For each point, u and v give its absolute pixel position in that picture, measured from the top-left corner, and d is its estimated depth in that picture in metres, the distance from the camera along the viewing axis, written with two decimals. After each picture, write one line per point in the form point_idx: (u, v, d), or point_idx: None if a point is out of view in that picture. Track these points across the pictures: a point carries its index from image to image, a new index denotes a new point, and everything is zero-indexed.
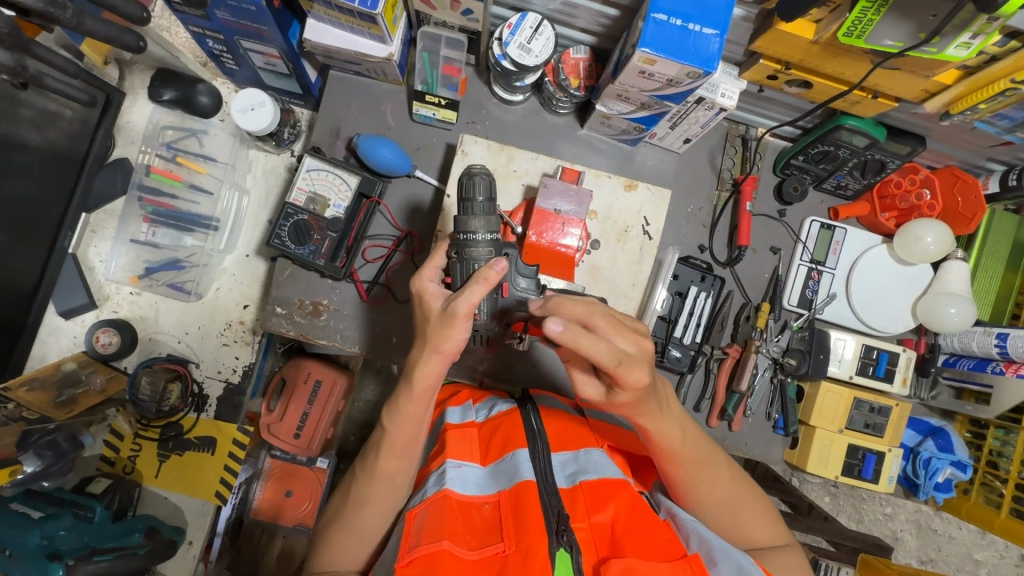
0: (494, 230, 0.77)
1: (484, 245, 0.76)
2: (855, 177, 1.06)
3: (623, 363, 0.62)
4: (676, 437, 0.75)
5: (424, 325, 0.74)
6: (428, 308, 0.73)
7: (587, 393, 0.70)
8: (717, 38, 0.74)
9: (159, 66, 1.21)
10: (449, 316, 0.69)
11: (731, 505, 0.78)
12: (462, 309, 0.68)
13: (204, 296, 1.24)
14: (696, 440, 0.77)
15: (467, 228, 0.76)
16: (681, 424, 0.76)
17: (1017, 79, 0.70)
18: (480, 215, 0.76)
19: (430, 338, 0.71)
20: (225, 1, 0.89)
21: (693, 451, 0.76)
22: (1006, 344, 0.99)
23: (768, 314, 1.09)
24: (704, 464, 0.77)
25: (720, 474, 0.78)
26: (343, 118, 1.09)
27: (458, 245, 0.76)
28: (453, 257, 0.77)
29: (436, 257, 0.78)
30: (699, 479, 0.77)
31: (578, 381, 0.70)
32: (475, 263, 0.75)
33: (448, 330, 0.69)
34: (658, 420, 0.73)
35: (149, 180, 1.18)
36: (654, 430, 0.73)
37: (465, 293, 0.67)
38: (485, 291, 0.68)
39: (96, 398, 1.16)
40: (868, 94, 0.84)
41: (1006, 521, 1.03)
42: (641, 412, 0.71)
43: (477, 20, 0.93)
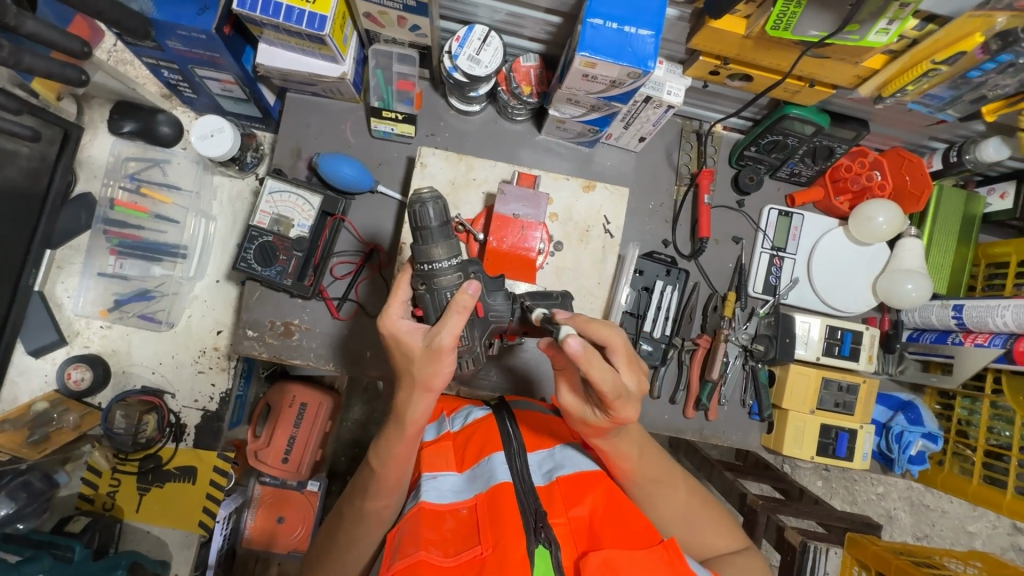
0: (456, 254, 0.77)
1: (450, 272, 0.76)
2: (806, 164, 1.09)
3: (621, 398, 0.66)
4: (631, 452, 0.77)
5: (407, 364, 0.74)
6: (408, 347, 0.73)
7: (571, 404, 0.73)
8: (652, 38, 0.77)
9: (119, 99, 1.21)
10: (434, 351, 0.70)
11: (691, 522, 0.79)
12: (447, 342, 0.70)
13: (176, 325, 1.24)
14: (652, 458, 0.79)
15: (429, 258, 0.75)
16: (638, 442, 0.78)
17: (938, 60, 0.73)
18: (440, 241, 0.75)
19: (418, 377, 0.73)
20: (175, 32, 0.90)
21: (650, 467, 0.78)
22: (962, 316, 1.02)
23: (734, 302, 1.12)
24: (662, 482, 0.79)
25: (678, 490, 0.80)
26: (303, 139, 1.10)
27: (424, 276, 0.76)
28: (421, 289, 0.76)
29: (400, 291, 0.77)
30: (656, 496, 0.78)
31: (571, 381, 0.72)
32: (446, 293, 0.76)
33: (436, 365, 0.71)
34: (615, 440, 0.75)
35: (114, 213, 1.19)
36: (611, 448, 0.76)
37: (447, 325, 0.70)
38: (464, 319, 0.70)
39: (70, 435, 1.15)
40: (804, 83, 0.87)
41: (978, 488, 1.05)
42: (598, 434, 0.73)
43: (426, 35, 0.95)
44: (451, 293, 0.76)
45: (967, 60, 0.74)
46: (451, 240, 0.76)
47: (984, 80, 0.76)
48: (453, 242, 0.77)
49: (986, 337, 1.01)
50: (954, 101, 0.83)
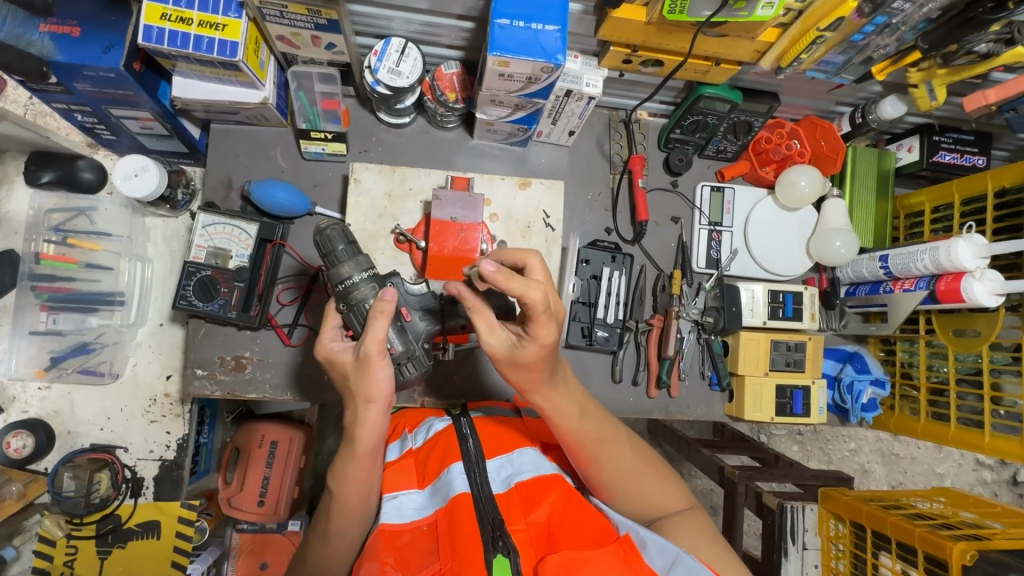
0: (367, 268, 0.79)
1: (365, 285, 0.77)
2: (730, 140, 1.14)
3: (546, 310, 0.65)
4: (571, 412, 0.76)
5: (346, 383, 0.74)
6: (341, 364, 0.73)
7: (541, 335, 0.66)
8: (559, 33, 0.80)
9: (33, 149, 1.16)
10: (363, 360, 0.70)
11: (634, 475, 0.81)
12: (373, 347, 0.69)
13: (122, 376, 1.18)
14: (594, 417, 0.80)
15: (342, 278, 0.77)
16: (579, 403, 0.78)
17: (821, 27, 0.79)
18: (348, 261, 0.78)
19: (356, 390, 0.72)
20: (81, 73, 0.87)
21: (592, 426, 0.78)
22: (888, 265, 1.09)
23: (681, 280, 1.15)
24: (604, 439, 0.79)
25: (622, 447, 0.81)
26: (233, 169, 1.08)
27: (343, 297, 0.77)
28: (344, 312, 0.77)
29: (329, 318, 0.78)
30: (603, 455, 0.79)
31: (479, 337, 0.70)
32: (364, 304, 0.76)
33: (368, 375, 0.70)
34: (555, 395, 0.75)
35: (43, 268, 1.12)
36: (551, 408, 0.75)
37: (369, 332, 0.69)
38: (387, 321, 0.70)
39: (16, 505, 1.06)
40: (711, 62, 0.92)
41: (927, 425, 1.10)
42: (536, 387, 0.73)
43: (343, 53, 0.95)
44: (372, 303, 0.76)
45: (849, 25, 0.79)
46: (359, 257, 0.79)
47: (867, 42, 0.82)
48: (362, 259, 0.79)
49: (913, 282, 1.07)
50: (846, 65, 0.89)
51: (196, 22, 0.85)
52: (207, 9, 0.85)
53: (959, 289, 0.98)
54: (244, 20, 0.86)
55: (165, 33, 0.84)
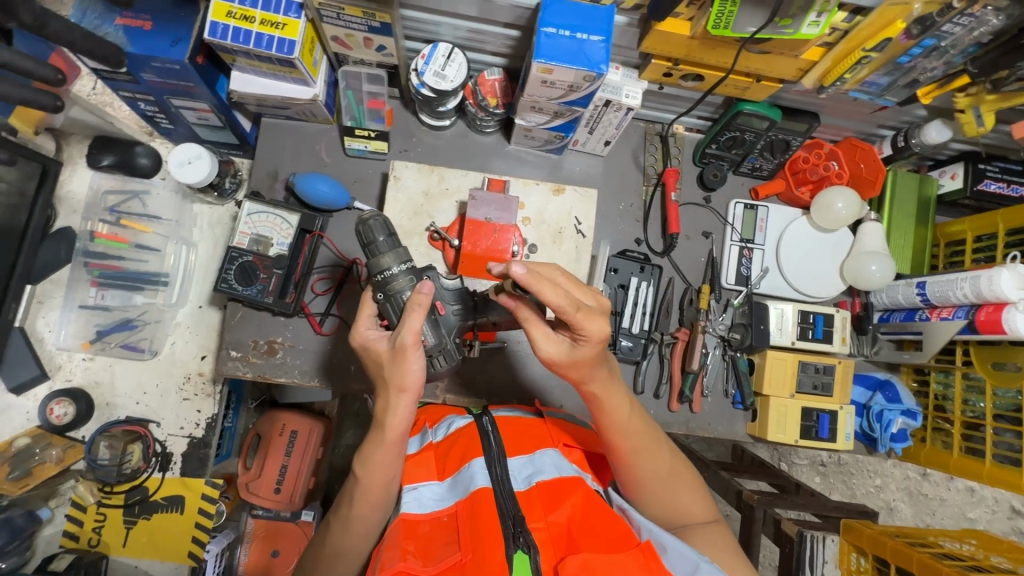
0: (406, 260, 0.81)
1: (403, 276, 0.79)
2: (766, 157, 1.14)
3: (583, 308, 0.65)
4: (621, 407, 0.77)
5: (380, 371, 0.76)
6: (377, 353, 0.75)
7: (591, 331, 0.66)
8: (603, 44, 0.83)
9: (96, 134, 1.23)
10: (399, 351, 0.72)
11: (669, 481, 0.80)
12: (409, 340, 0.72)
13: (160, 353, 1.23)
14: (640, 416, 0.80)
15: (382, 267, 0.79)
16: (627, 400, 0.78)
17: (867, 48, 0.79)
18: (388, 251, 0.80)
19: (390, 380, 0.74)
20: (149, 63, 0.93)
21: (637, 423, 0.79)
22: (925, 292, 1.06)
23: (709, 294, 1.15)
24: (647, 440, 0.79)
25: (660, 450, 0.80)
26: (279, 162, 1.13)
27: (380, 286, 0.80)
28: (381, 302, 0.80)
29: (364, 305, 0.80)
30: (642, 454, 0.79)
31: (535, 346, 0.71)
32: (402, 295, 0.78)
33: (403, 366, 0.72)
34: (607, 388, 0.75)
35: (95, 245, 1.20)
36: (604, 398, 0.76)
37: (406, 324, 0.72)
38: (423, 315, 0.72)
39: (53, 470, 1.12)
40: (752, 79, 0.93)
41: (960, 459, 1.07)
42: (590, 377, 0.73)
43: (392, 55, 0.99)
44: (408, 296, 0.78)
45: (895, 46, 0.79)
46: (398, 248, 0.81)
47: (914, 64, 0.82)
48: (401, 251, 0.82)
49: (950, 311, 1.04)
50: (890, 87, 0.88)
51: (259, 21, 0.90)
52: (269, 9, 0.90)
53: (1000, 320, 0.96)
54: (303, 21, 0.91)
55: (229, 30, 0.89)
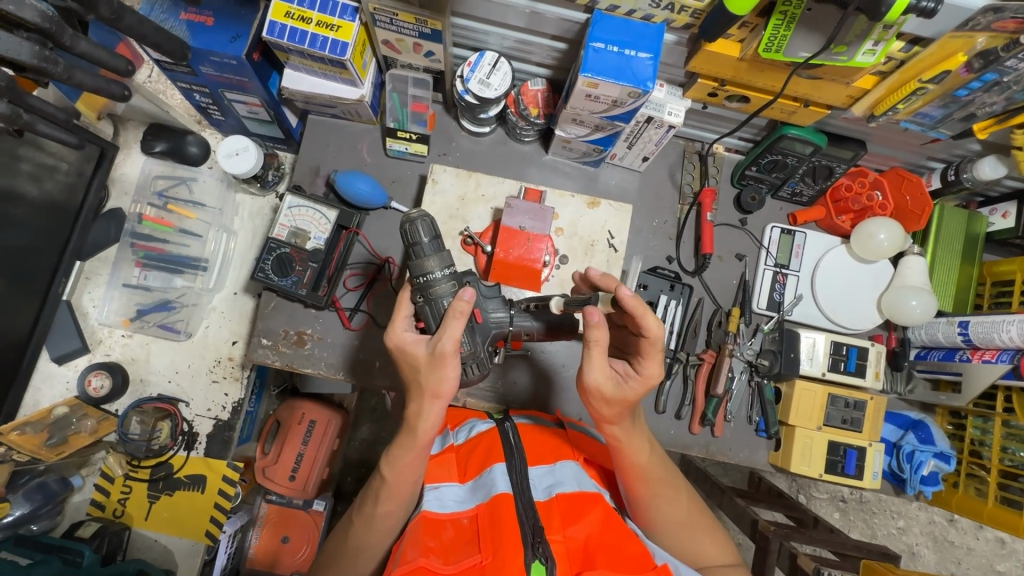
0: (448, 264, 0.83)
1: (445, 281, 0.81)
2: (807, 183, 1.12)
3: (660, 350, 0.76)
4: (641, 450, 0.78)
5: (415, 374, 0.77)
6: (412, 357, 0.76)
7: (653, 373, 0.75)
8: (651, 61, 0.83)
9: (152, 121, 1.29)
10: (438, 358, 0.73)
11: (686, 522, 0.81)
12: (449, 347, 0.73)
13: (194, 335, 1.27)
14: (660, 459, 0.81)
15: (425, 270, 0.81)
16: (648, 441, 0.80)
17: (925, 79, 0.77)
18: (432, 254, 0.82)
19: (425, 385, 0.75)
20: (208, 58, 0.97)
21: (657, 467, 0.80)
22: (968, 332, 1.02)
23: (739, 318, 1.13)
24: (665, 482, 0.80)
25: (680, 494, 0.81)
26: (322, 158, 1.16)
27: (422, 289, 0.81)
28: (420, 304, 0.81)
29: (403, 306, 0.81)
30: (660, 497, 0.80)
31: (586, 369, 0.73)
32: (442, 300, 0.80)
33: (441, 372, 0.74)
34: (629, 431, 0.78)
35: (142, 228, 1.25)
36: (625, 441, 0.78)
37: (447, 331, 0.73)
38: (463, 323, 0.74)
39: (87, 440, 1.17)
40: (800, 103, 0.91)
41: (995, 509, 1.02)
42: (616, 419, 0.76)
43: (440, 61, 1.01)
44: (447, 301, 0.80)
45: (953, 78, 0.77)
46: (443, 252, 0.83)
47: (972, 98, 0.80)
48: (444, 254, 0.83)
49: (994, 354, 1.00)
50: (945, 119, 0.86)
51: (315, 22, 0.93)
52: (325, 11, 0.93)
53: None
54: (357, 24, 0.94)
55: (287, 29, 0.92)
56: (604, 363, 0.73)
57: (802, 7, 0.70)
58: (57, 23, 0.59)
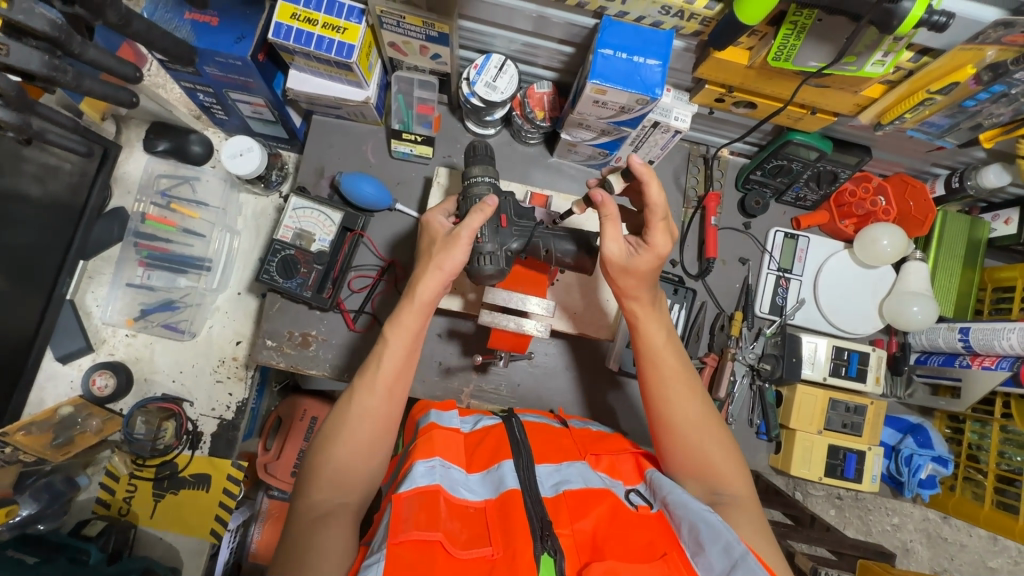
0: (491, 175, 0.90)
1: (484, 184, 0.88)
2: (811, 188, 1.12)
3: (664, 219, 0.83)
4: (658, 334, 0.87)
5: (430, 249, 0.85)
6: (434, 231, 0.86)
7: (659, 242, 0.83)
8: (659, 67, 0.83)
9: (155, 120, 1.28)
10: (453, 238, 0.82)
11: (699, 424, 0.84)
12: (465, 232, 0.81)
13: (198, 334, 1.27)
14: (677, 353, 0.88)
15: (471, 172, 0.89)
16: (666, 332, 0.88)
17: (933, 90, 0.77)
18: (480, 164, 0.90)
19: (434, 257, 0.83)
20: (213, 58, 0.96)
21: (673, 357, 0.87)
22: (968, 338, 1.03)
23: (741, 322, 1.13)
24: (679, 374, 0.86)
25: (694, 390, 0.86)
26: (326, 159, 1.16)
27: (464, 189, 0.90)
28: (461, 200, 0.90)
29: (447, 202, 0.92)
30: (674, 387, 0.85)
31: (604, 241, 0.83)
32: (477, 197, 0.87)
33: (451, 251, 0.82)
34: (645, 311, 0.87)
35: (145, 227, 1.23)
36: (642, 323, 0.87)
37: (468, 220, 0.81)
38: (483, 219, 0.81)
39: (92, 439, 1.16)
40: (807, 111, 0.91)
41: (991, 513, 1.04)
42: (635, 295, 0.86)
43: (446, 63, 1.01)
44: (479, 201, 0.87)
45: (962, 90, 0.77)
46: (490, 165, 0.91)
47: (980, 109, 0.80)
48: (490, 167, 0.90)
49: (993, 360, 1.01)
50: (951, 128, 0.86)
51: (321, 24, 0.92)
52: (332, 13, 0.92)
53: None
54: (363, 26, 0.93)
55: (292, 31, 0.92)
56: (618, 234, 0.83)
57: (813, 17, 0.70)
58: (67, 31, 0.59)
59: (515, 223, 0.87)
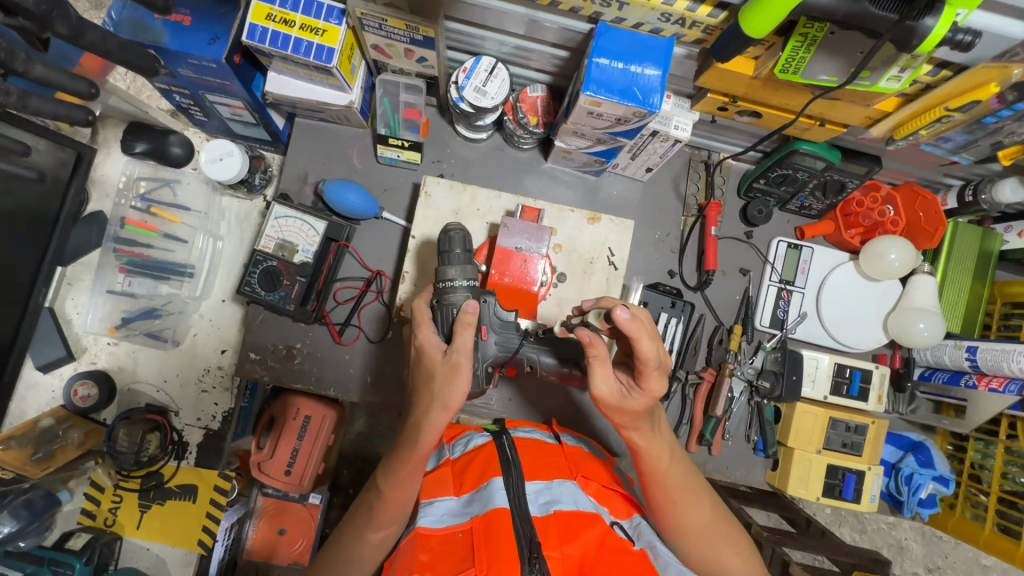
0: (471, 276, 0.80)
1: (463, 291, 0.79)
2: (817, 197, 1.07)
3: (659, 368, 0.70)
4: (661, 453, 0.77)
5: (427, 383, 0.76)
6: (428, 364, 0.76)
7: (653, 388, 0.71)
8: (658, 78, 0.78)
9: (132, 120, 1.23)
10: (450, 368, 0.73)
11: (710, 535, 0.78)
12: (464, 361, 0.73)
13: (181, 344, 1.24)
14: (684, 465, 0.79)
15: (446, 276, 0.79)
16: (671, 448, 0.79)
17: (951, 107, 0.71)
18: (458, 264, 0.80)
19: (435, 395, 0.75)
20: (186, 60, 0.91)
21: (678, 472, 0.78)
22: (975, 358, 0.99)
23: (740, 336, 1.10)
24: (686, 488, 0.78)
25: (703, 502, 0.78)
26: (309, 165, 1.11)
27: (438, 293, 0.79)
28: (435, 307, 0.79)
29: (419, 314, 0.79)
30: (681, 502, 0.78)
31: (591, 382, 0.72)
32: (453, 308, 0.77)
33: (450, 384, 0.74)
34: (648, 436, 0.77)
35: (125, 232, 1.19)
36: (645, 447, 0.77)
37: (463, 344, 0.73)
38: (472, 334, 0.74)
39: (74, 452, 1.16)
40: (815, 122, 0.86)
41: (991, 537, 1.01)
42: (634, 426, 0.75)
43: (433, 66, 0.95)
44: (460, 311, 0.78)
45: (982, 108, 0.72)
46: (470, 264, 0.81)
47: (1000, 126, 0.75)
48: (472, 266, 0.81)
49: (1001, 383, 0.97)
50: (968, 145, 0.81)
51: (298, 25, 0.87)
52: (310, 13, 0.87)
53: None
54: (344, 27, 0.87)
55: (267, 33, 0.86)
56: (608, 374, 0.73)
57: (824, 30, 0.64)
58: (6, 51, 0.54)
59: (497, 333, 0.80)
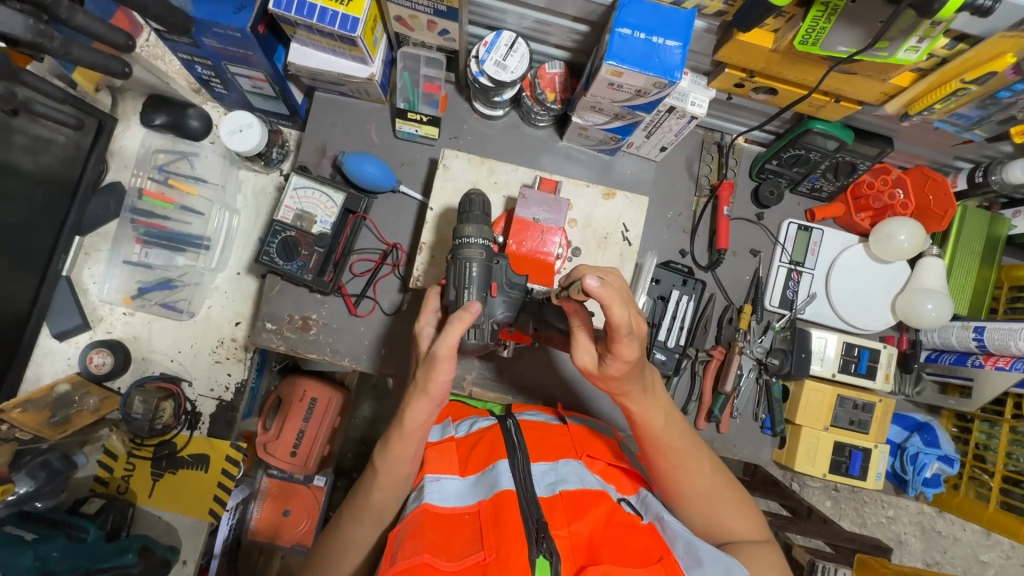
0: (486, 236, 0.81)
1: (478, 247, 0.80)
2: (828, 179, 1.09)
3: (629, 334, 0.66)
4: (656, 417, 0.78)
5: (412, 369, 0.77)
6: (420, 348, 0.77)
7: (625, 355, 0.69)
8: (680, 49, 0.79)
9: (152, 93, 1.24)
10: (432, 358, 0.71)
11: (712, 498, 0.79)
12: (443, 352, 0.70)
13: (196, 315, 1.25)
14: (681, 430, 0.80)
15: (461, 232, 0.81)
16: (666, 411, 0.79)
17: (967, 79, 0.73)
18: (475, 223, 0.82)
19: (416, 380, 0.75)
20: (211, 29, 0.92)
21: (675, 436, 0.78)
22: (983, 338, 1.01)
23: (750, 315, 1.10)
24: (685, 453, 0.79)
25: (702, 466, 0.79)
26: (328, 138, 1.12)
27: (454, 249, 0.81)
28: (449, 263, 0.81)
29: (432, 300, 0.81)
30: (679, 467, 0.78)
31: (573, 353, 0.75)
32: (468, 263, 0.78)
33: (431, 372, 0.72)
34: (641, 401, 0.77)
35: (143, 203, 1.22)
36: (640, 413, 0.77)
37: (446, 336, 0.69)
38: (464, 329, 0.69)
39: (89, 418, 1.18)
40: (830, 99, 0.87)
41: (995, 514, 1.03)
42: (624, 391, 0.76)
43: (454, 40, 0.97)
44: (474, 266, 0.78)
45: (998, 80, 0.74)
46: (485, 225, 0.82)
47: (1014, 100, 0.77)
48: (486, 227, 0.82)
49: (1008, 361, 0.99)
50: (981, 121, 0.83)
51: None
52: None
53: None
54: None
55: (294, 2, 0.87)
56: (590, 343, 0.75)
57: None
58: None
59: (505, 292, 0.82)
